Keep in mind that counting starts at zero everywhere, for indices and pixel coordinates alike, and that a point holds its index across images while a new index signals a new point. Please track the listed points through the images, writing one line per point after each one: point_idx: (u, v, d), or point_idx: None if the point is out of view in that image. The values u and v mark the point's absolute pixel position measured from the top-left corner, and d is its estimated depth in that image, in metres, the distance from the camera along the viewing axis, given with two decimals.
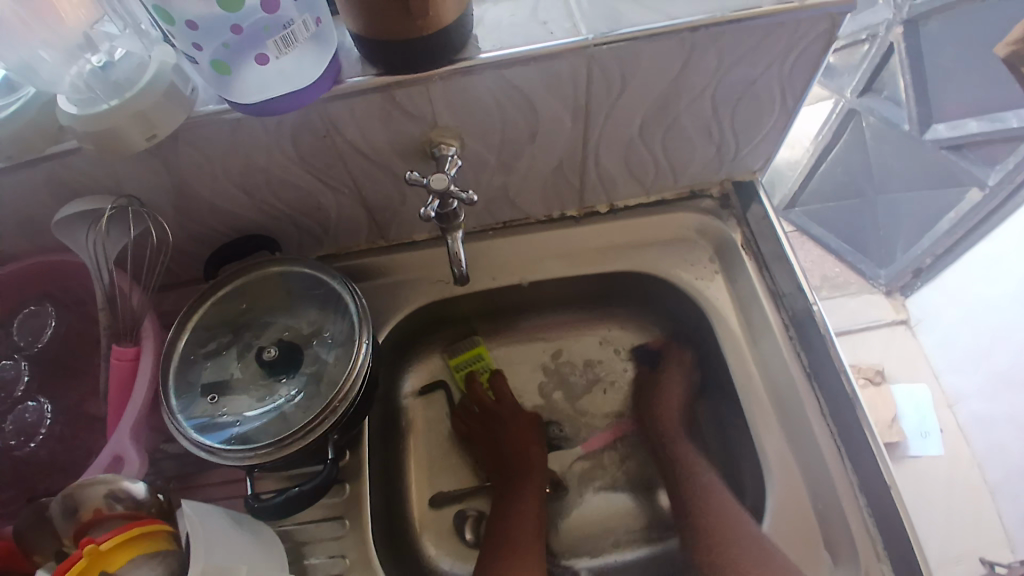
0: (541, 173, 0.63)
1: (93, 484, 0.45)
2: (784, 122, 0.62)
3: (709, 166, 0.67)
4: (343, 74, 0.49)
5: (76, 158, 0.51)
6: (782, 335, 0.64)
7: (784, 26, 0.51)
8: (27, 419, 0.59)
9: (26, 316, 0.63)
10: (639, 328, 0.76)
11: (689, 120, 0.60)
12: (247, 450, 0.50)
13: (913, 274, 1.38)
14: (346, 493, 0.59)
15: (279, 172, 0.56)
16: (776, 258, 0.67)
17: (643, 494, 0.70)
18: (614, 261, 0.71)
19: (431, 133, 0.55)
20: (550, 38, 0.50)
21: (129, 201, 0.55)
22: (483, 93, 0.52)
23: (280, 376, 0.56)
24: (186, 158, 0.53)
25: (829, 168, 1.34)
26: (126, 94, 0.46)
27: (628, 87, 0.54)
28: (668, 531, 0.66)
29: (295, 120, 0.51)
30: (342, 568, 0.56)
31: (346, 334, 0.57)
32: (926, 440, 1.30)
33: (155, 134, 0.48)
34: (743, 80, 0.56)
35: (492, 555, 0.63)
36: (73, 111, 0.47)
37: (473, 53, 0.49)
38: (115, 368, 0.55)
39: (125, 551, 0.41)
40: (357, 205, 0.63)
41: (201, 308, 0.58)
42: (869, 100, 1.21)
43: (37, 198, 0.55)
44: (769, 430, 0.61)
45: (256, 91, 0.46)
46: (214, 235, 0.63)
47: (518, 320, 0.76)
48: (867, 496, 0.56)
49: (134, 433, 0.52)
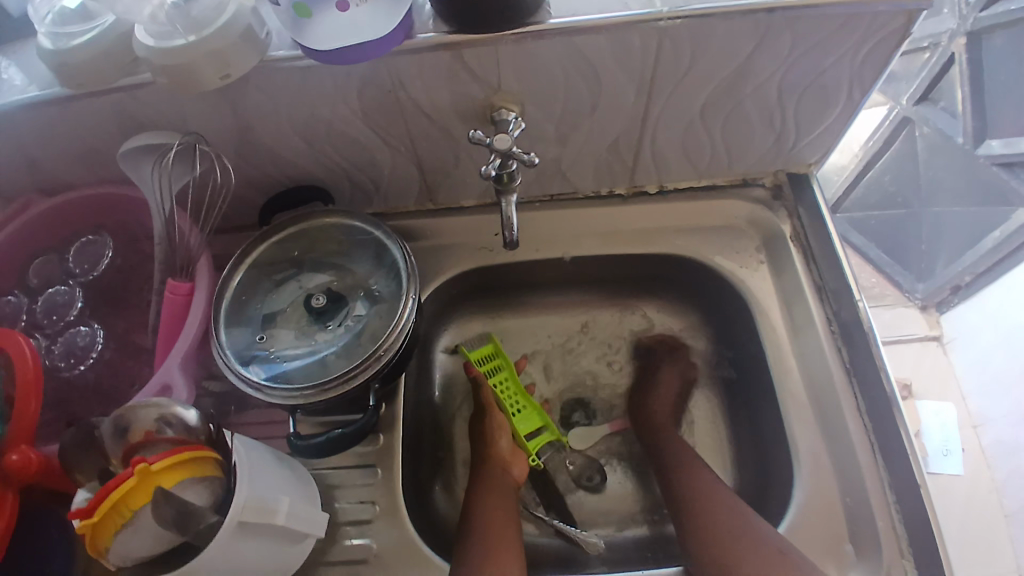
0: (596, 146, 0.63)
1: (147, 406, 0.47)
2: (848, 115, 0.61)
3: (765, 154, 0.67)
4: (415, 30, 0.49)
5: (143, 92, 0.52)
6: (824, 329, 0.63)
7: (863, 16, 0.50)
8: (79, 343, 0.62)
9: (83, 244, 0.65)
10: (678, 315, 0.76)
11: (751, 106, 0.59)
12: (290, 390, 0.52)
13: (951, 291, 1.36)
14: (379, 444, 0.61)
15: (342, 124, 0.57)
16: (824, 254, 0.67)
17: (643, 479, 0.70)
18: (660, 244, 0.71)
19: (494, 96, 0.55)
20: (624, 9, 0.50)
21: (197, 139, 0.56)
22: (551, 60, 0.52)
23: (326, 322, 0.57)
24: (253, 102, 0.54)
25: (875, 177, 1.29)
26: (205, 30, 0.47)
27: (696, 65, 0.54)
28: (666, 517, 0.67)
29: (363, 73, 0.51)
30: (372, 514, 0.58)
31: (393, 291, 0.57)
32: (946, 459, 1.29)
33: (230, 74, 0.49)
34: (811, 68, 0.55)
35: (478, 526, 0.57)
36: (151, 43, 0.48)
37: (545, 18, 0.49)
38: (168, 301, 0.56)
39: (175, 473, 0.42)
40: (413, 165, 0.64)
41: (255, 250, 0.60)
42: (925, 109, 1.15)
43: (103, 128, 0.56)
44: (804, 425, 0.61)
45: (330, 39, 0.47)
46: (271, 182, 0.64)
47: (555, 293, 0.76)
48: (896, 493, 0.56)
49: (183, 364, 0.54)
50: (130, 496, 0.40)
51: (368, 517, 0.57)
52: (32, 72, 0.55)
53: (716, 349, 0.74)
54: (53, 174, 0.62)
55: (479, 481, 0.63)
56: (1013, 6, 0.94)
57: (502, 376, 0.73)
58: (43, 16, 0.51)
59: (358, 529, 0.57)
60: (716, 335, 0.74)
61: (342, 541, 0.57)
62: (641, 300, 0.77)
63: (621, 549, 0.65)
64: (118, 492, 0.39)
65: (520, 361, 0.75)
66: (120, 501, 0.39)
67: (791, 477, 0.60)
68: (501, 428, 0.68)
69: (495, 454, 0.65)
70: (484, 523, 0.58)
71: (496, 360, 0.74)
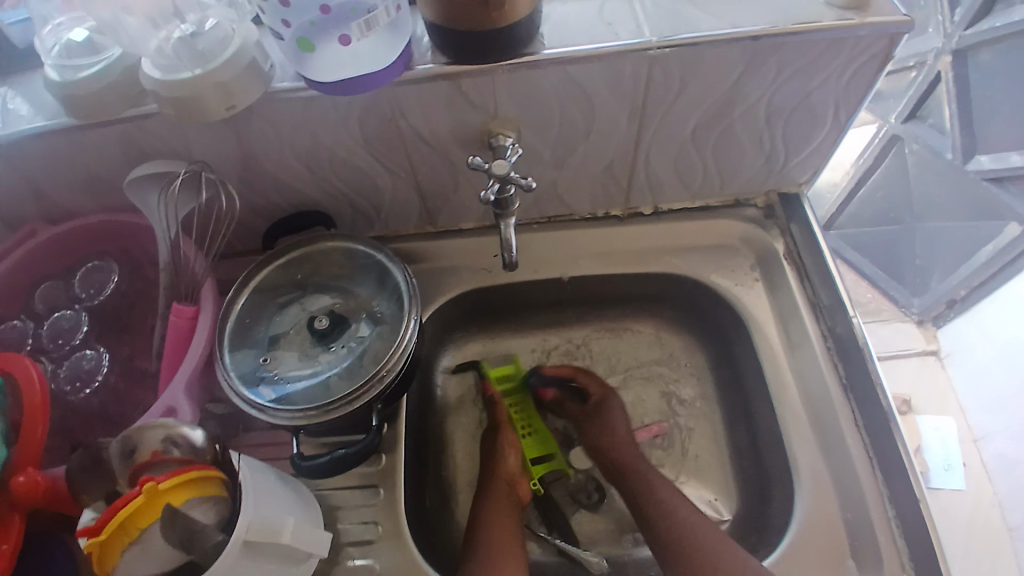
0: (591, 169, 0.65)
1: (153, 427, 0.48)
2: (835, 135, 0.63)
3: (756, 174, 0.68)
4: (414, 61, 0.51)
5: (150, 122, 0.54)
6: (819, 344, 0.65)
7: (845, 41, 0.52)
8: (85, 366, 0.62)
9: (89, 269, 0.66)
10: (677, 332, 0.77)
11: (741, 128, 0.61)
12: (294, 411, 0.52)
13: (946, 306, 1.37)
14: (381, 463, 0.61)
15: (343, 151, 0.59)
16: (817, 271, 0.68)
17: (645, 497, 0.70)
18: (656, 263, 0.72)
19: (491, 123, 0.57)
20: (616, 39, 0.52)
21: (202, 166, 0.58)
22: (546, 88, 0.54)
23: (329, 344, 0.58)
24: (257, 131, 0.55)
25: (867, 194, 1.33)
26: (210, 64, 0.49)
27: (686, 91, 0.56)
28: None
29: (364, 102, 0.53)
30: (375, 534, 0.58)
31: (395, 313, 0.59)
32: (948, 474, 1.29)
33: (233, 105, 0.50)
34: (797, 92, 0.57)
35: (482, 546, 0.58)
36: (157, 75, 0.49)
37: (539, 48, 0.51)
38: (173, 324, 0.57)
39: (182, 492, 0.43)
40: (413, 189, 0.65)
41: (259, 274, 0.61)
42: (913, 127, 1.18)
43: (110, 158, 0.58)
44: (803, 441, 0.62)
45: (329, 72, 0.49)
46: (274, 208, 0.66)
47: (556, 311, 0.77)
48: (895, 508, 0.57)
49: (187, 387, 0.55)
50: (139, 512, 0.40)
51: (370, 538, 0.58)
52: (40, 103, 0.57)
53: (716, 366, 0.74)
54: (59, 202, 0.63)
55: (483, 501, 0.63)
56: (998, 23, 0.94)
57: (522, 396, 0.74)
58: (50, 49, 0.53)
59: (361, 550, 0.57)
60: (714, 352, 0.74)
61: (347, 561, 0.57)
62: (640, 317, 0.77)
63: (624, 567, 0.66)
64: (126, 510, 0.40)
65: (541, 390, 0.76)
66: (130, 517, 0.40)
67: (792, 493, 0.60)
68: (512, 447, 0.69)
69: (501, 471, 0.66)
70: (489, 543, 0.58)
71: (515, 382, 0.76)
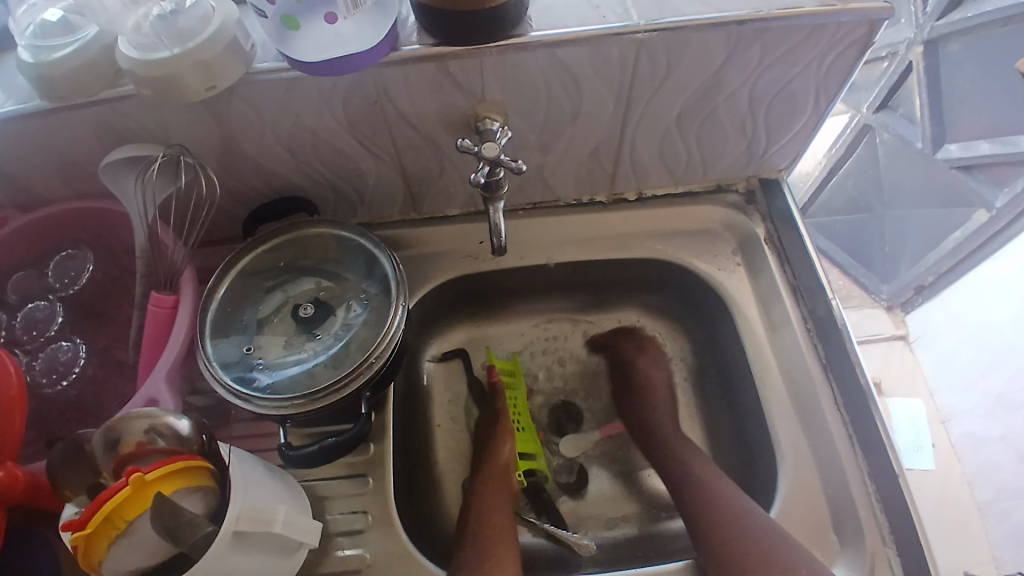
0: (577, 155, 0.65)
1: (137, 418, 0.47)
2: (815, 121, 0.64)
3: (738, 161, 0.69)
4: (400, 42, 0.51)
5: (126, 104, 0.52)
6: (800, 326, 0.66)
7: (827, 27, 0.52)
8: (61, 358, 0.60)
9: (63, 257, 0.64)
10: (661, 316, 0.78)
11: (724, 113, 0.61)
12: (281, 400, 0.51)
13: (915, 291, 1.42)
14: (369, 452, 0.61)
15: (327, 135, 0.58)
16: (797, 253, 0.70)
17: (636, 477, 0.72)
18: (639, 248, 0.73)
19: (478, 106, 0.56)
20: (603, 22, 0.52)
21: (181, 150, 0.56)
22: (533, 71, 0.53)
23: (314, 332, 0.57)
24: (238, 113, 0.54)
25: (839, 182, 1.35)
26: (189, 43, 0.47)
27: (671, 75, 0.56)
28: (666, 514, 0.68)
29: (350, 83, 0.52)
30: (364, 523, 0.57)
31: (381, 299, 0.58)
32: (919, 454, 1.34)
33: (215, 85, 0.49)
34: (779, 78, 0.58)
35: (472, 538, 0.58)
36: (133, 54, 0.48)
37: (527, 30, 0.51)
38: (152, 313, 0.55)
39: (170, 481, 0.42)
40: (397, 175, 0.64)
41: (241, 260, 0.60)
42: (885, 116, 1.20)
43: (83, 142, 0.56)
44: (784, 419, 0.63)
45: (315, 51, 0.48)
46: (254, 194, 0.64)
47: (540, 297, 0.77)
48: (875, 483, 0.58)
49: (168, 378, 0.53)
50: (126, 504, 0.39)
51: (360, 527, 0.57)
52: (10, 85, 0.54)
53: (698, 350, 0.75)
54: (29, 188, 0.61)
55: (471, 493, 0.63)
56: (970, 13, 0.96)
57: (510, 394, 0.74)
58: (24, 29, 0.50)
59: (350, 540, 0.57)
60: (698, 335, 0.75)
61: (336, 552, 0.56)
62: (625, 302, 0.78)
63: (613, 549, 0.66)
64: (114, 501, 0.38)
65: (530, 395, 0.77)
66: (117, 509, 0.39)
67: (775, 472, 0.62)
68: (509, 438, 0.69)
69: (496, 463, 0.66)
70: (478, 532, 0.58)
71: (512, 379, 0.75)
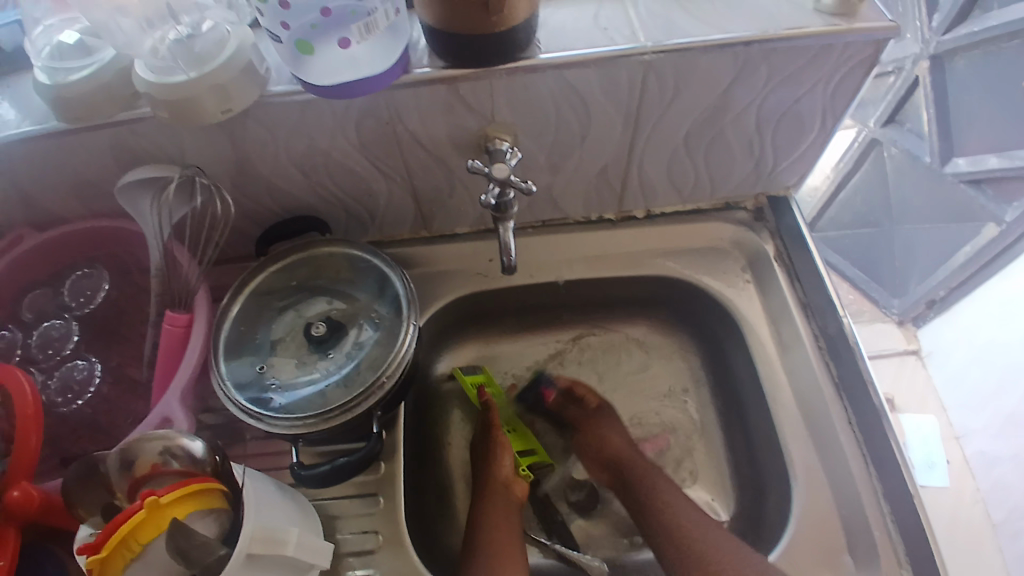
0: (586, 174, 0.65)
1: (151, 439, 0.47)
2: (824, 140, 0.64)
3: (747, 179, 0.70)
4: (412, 65, 0.51)
5: (142, 125, 0.53)
6: (812, 344, 0.66)
7: (833, 47, 0.53)
8: (76, 377, 0.61)
9: (79, 276, 0.65)
10: (672, 333, 0.78)
11: (732, 133, 0.62)
12: (293, 419, 0.51)
13: (926, 306, 1.40)
14: (381, 471, 0.61)
15: (339, 156, 0.58)
16: (808, 271, 0.69)
17: None
18: (648, 265, 0.73)
19: (489, 127, 0.57)
20: (611, 44, 0.52)
21: (197, 171, 0.57)
22: (542, 93, 0.54)
23: (327, 351, 0.57)
24: (252, 134, 0.55)
25: (846, 198, 1.38)
26: (205, 67, 0.48)
27: (680, 96, 0.56)
28: None
29: (362, 106, 0.53)
30: (375, 544, 0.57)
31: (393, 318, 0.58)
32: (931, 471, 1.32)
33: (230, 108, 0.50)
34: (787, 98, 0.58)
35: (480, 557, 0.57)
36: (150, 78, 0.49)
37: (536, 53, 0.52)
38: (167, 333, 0.56)
39: (183, 505, 0.42)
40: (407, 195, 0.65)
41: (254, 280, 0.61)
42: (891, 131, 1.22)
43: (100, 162, 0.57)
44: (797, 438, 0.63)
45: (326, 74, 0.49)
46: (267, 213, 0.65)
47: (550, 315, 0.77)
48: (890, 505, 0.57)
49: (182, 397, 0.54)
50: (140, 528, 0.39)
51: (370, 548, 0.57)
52: (28, 107, 0.55)
53: (709, 368, 0.75)
54: (45, 208, 0.62)
55: (477, 510, 0.62)
56: (976, 29, 0.97)
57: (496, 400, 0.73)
58: (41, 50, 0.52)
59: (361, 560, 0.56)
60: (708, 353, 0.75)
61: (346, 573, 0.56)
62: (635, 318, 0.78)
63: (624, 569, 0.66)
64: (128, 525, 0.39)
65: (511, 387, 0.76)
66: (131, 533, 0.39)
67: (788, 491, 0.61)
68: (507, 451, 0.67)
69: (495, 478, 0.65)
70: (486, 551, 0.57)
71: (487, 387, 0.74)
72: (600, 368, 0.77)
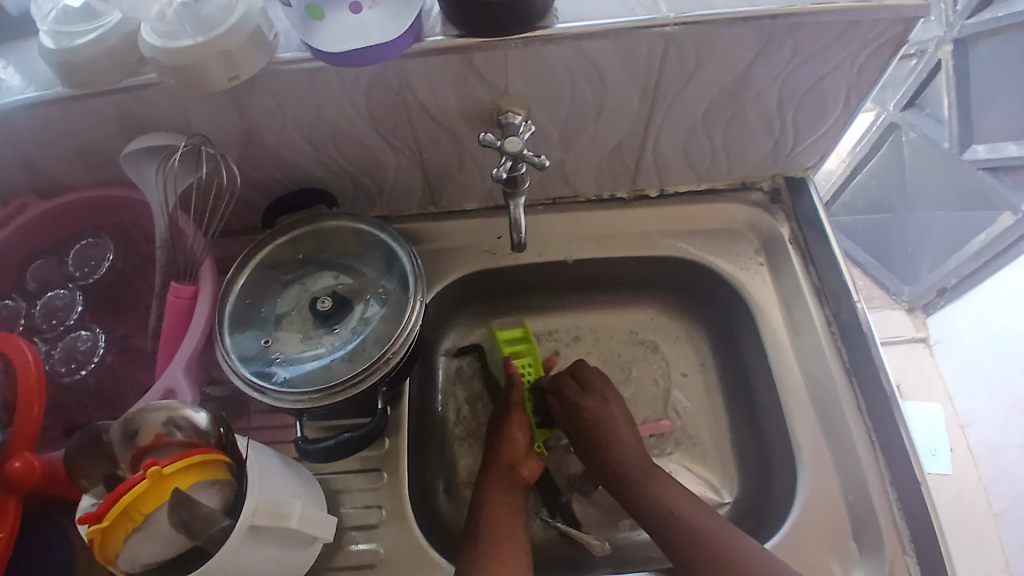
0: (599, 151, 0.64)
1: (155, 409, 0.47)
2: (846, 119, 0.62)
3: (764, 158, 0.68)
4: (424, 34, 0.50)
5: (148, 92, 0.51)
6: (824, 330, 0.65)
7: (861, 24, 0.51)
8: (81, 347, 0.61)
9: (84, 246, 0.64)
10: (680, 315, 0.77)
11: (753, 111, 0.60)
12: (298, 394, 0.51)
13: (937, 293, 1.39)
14: (385, 446, 0.60)
15: (347, 126, 0.57)
16: (822, 255, 0.68)
17: None
18: (657, 246, 0.72)
19: (501, 100, 0.55)
20: (631, 14, 0.50)
21: (203, 140, 0.56)
22: (558, 64, 0.52)
23: (332, 326, 0.57)
24: (259, 103, 0.53)
25: (862, 182, 1.33)
26: (212, 31, 0.47)
27: (700, 71, 0.54)
28: None
29: (372, 75, 0.51)
30: (378, 518, 0.57)
31: (400, 295, 0.57)
32: (935, 459, 1.32)
33: (237, 74, 0.49)
34: (811, 76, 0.56)
35: (484, 536, 0.56)
36: (157, 43, 0.47)
37: (552, 23, 0.50)
38: (171, 304, 0.56)
39: (187, 476, 0.41)
40: (417, 168, 0.64)
41: (260, 252, 0.60)
42: (911, 116, 1.18)
43: (105, 130, 0.56)
44: (805, 424, 0.62)
45: (335, 42, 0.47)
46: (273, 185, 0.64)
47: (558, 294, 0.77)
48: (897, 491, 0.57)
49: (187, 368, 0.53)
50: (142, 498, 0.39)
51: (374, 522, 0.57)
52: (32, 72, 0.54)
53: (718, 351, 0.74)
54: (51, 177, 0.61)
55: (479, 488, 0.62)
56: (1001, 14, 0.94)
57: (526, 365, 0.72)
58: (46, 14, 0.50)
59: (364, 534, 0.57)
60: (717, 336, 0.74)
61: (350, 546, 0.56)
62: (642, 301, 0.77)
63: (625, 549, 0.66)
64: (130, 495, 0.38)
65: (553, 357, 0.72)
66: (134, 503, 0.39)
67: (794, 476, 0.61)
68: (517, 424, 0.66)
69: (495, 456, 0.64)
70: (490, 530, 0.57)
71: (522, 344, 0.73)
72: (607, 347, 0.76)
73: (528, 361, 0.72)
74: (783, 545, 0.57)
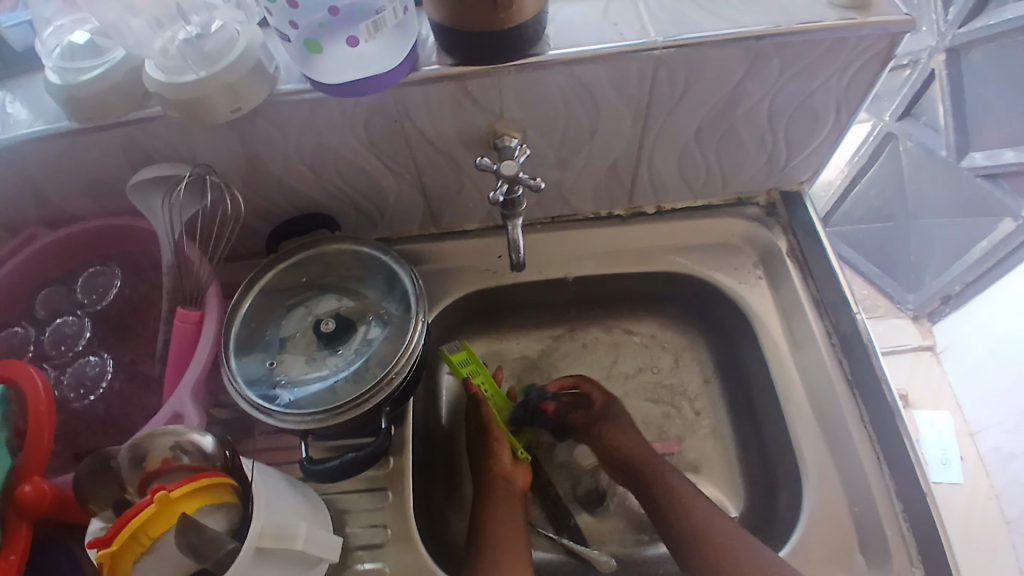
0: (595, 171, 0.65)
1: (162, 434, 0.48)
2: (837, 134, 0.63)
3: (759, 174, 0.69)
4: (420, 63, 0.51)
5: (155, 124, 0.53)
6: (824, 342, 0.65)
7: (847, 41, 0.52)
8: (89, 373, 0.62)
9: (92, 274, 0.66)
10: (682, 331, 0.77)
11: (744, 129, 0.61)
12: (302, 415, 0.52)
13: (942, 301, 1.38)
14: (389, 466, 0.61)
15: (348, 153, 0.58)
16: (819, 267, 0.69)
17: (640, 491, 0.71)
18: (657, 262, 0.72)
19: (497, 124, 0.57)
20: (621, 39, 0.52)
21: (208, 170, 0.57)
22: (551, 90, 0.54)
23: (336, 347, 0.58)
24: (262, 133, 0.55)
25: (862, 192, 1.35)
26: (216, 66, 0.49)
27: (690, 91, 0.56)
28: None
29: (371, 104, 0.53)
30: (384, 538, 0.58)
31: (402, 315, 0.58)
32: (946, 468, 1.30)
33: (240, 106, 0.50)
34: (800, 92, 0.57)
35: (486, 551, 0.57)
36: (161, 78, 0.49)
37: (545, 49, 0.51)
38: (178, 328, 0.57)
39: (193, 500, 0.42)
40: (416, 191, 0.65)
41: (265, 276, 0.61)
42: (907, 125, 1.20)
43: (113, 161, 0.58)
44: (808, 434, 0.62)
45: (333, 73, 0.49)
46: (277, 211, 0.66)
47: (557, 312, 0.77)
48: (903, 502, 0.57)
49: (193, 392, 0.54)
50: (150, 522, 0.40)
51: (380, 542, 0.57)
52: (41, 107, 0.56)
53: (721, 365, 0.75)
54: (61, 207, 0.63)
55: (479, 502, 0.62)
56: (992, 21, 0.95)
57: (481, 380, 0.70)
58: (52, 50, 0.52)
59: (370, 554, 0.57)
60: (717, 350, 0.75)
61: (356, 566, 0.57)
62: (643, 316, 0.78)
63: (631, 565, 0.66)
64: (139, 518, 0.39)
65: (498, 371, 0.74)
66: (141, 528, 0.39)
67: (799, 489, 0.61)
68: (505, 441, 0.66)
69: (498, 471, 0.64)
70: (492, 545, 0.57)
71: (473, 363, 0.70)
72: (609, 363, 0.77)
73: (483, 378, 0.71)
74: (796, 552, 0.57)
